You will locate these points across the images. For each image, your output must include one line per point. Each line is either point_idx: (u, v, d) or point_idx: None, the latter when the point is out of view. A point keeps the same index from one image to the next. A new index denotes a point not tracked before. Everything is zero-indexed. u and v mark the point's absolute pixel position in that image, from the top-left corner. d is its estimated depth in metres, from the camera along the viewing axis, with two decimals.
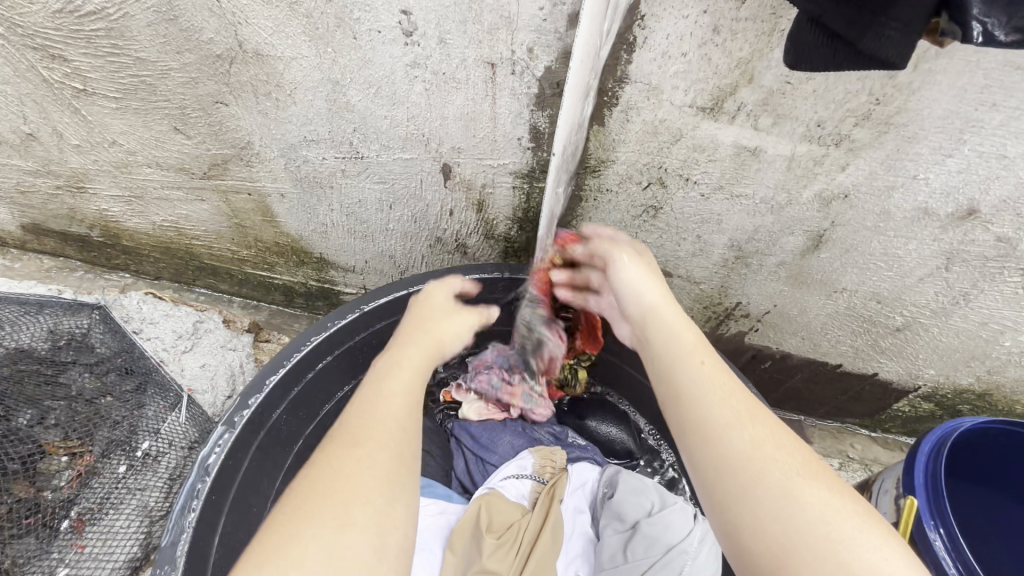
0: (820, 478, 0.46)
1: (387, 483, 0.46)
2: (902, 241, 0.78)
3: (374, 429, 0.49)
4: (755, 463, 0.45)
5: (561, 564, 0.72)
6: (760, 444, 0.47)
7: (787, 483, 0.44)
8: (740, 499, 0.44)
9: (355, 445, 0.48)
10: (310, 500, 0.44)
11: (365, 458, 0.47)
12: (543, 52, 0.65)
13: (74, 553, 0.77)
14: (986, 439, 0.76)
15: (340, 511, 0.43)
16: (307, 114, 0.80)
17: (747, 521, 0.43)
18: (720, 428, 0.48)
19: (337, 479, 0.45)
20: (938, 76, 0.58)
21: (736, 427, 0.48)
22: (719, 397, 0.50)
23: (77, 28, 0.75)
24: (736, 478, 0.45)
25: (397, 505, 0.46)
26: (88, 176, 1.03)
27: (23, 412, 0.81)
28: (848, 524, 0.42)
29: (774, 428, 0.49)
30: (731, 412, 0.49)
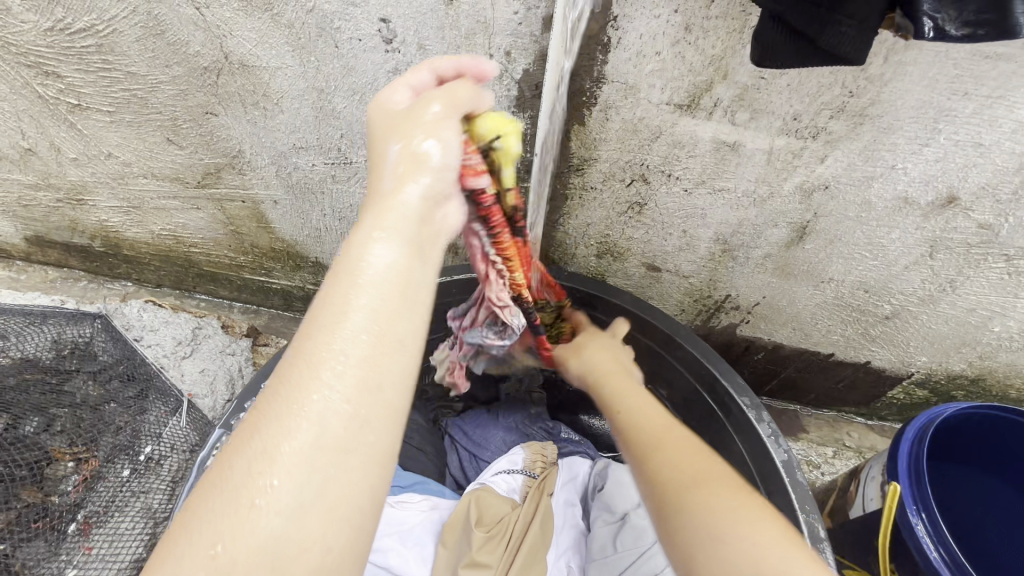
0: (719, 482, 0.48)
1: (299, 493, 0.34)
2: (886, 230, 0.79)
3: (286, 409, 0.35)
4: (666, 478, 0.50)
5: (552, 556, 0.73)
6: (671, 462, 0.51)
7: (681, 493, 0.48)
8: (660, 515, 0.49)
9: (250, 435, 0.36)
10: (191, 518, 0.33)
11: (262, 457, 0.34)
12: (521, 55, 0.66)
13: (82, 555, 0.79)
14: (974, 424, 0.76)
15: (219, 533, 0.32)
16: (295, 122, 0.82)
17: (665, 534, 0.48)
18: (643, 451, 0.54)
19: (225, 487, 0.34)
20: (909, 67, 0.58)
21: (655, 449, 0.53)
22: (640, 423, 0.57)
23: (69, 45, 0.77)
24: (649, 496, 0.50)
25: (307, 521, 0.33)
26: (87, 188, 1.05)
27: (29, 420, 0.83)
28: (740, 524, 0.44)
29: (684, 444, 0.53)
30: (648, 438, 0.55)
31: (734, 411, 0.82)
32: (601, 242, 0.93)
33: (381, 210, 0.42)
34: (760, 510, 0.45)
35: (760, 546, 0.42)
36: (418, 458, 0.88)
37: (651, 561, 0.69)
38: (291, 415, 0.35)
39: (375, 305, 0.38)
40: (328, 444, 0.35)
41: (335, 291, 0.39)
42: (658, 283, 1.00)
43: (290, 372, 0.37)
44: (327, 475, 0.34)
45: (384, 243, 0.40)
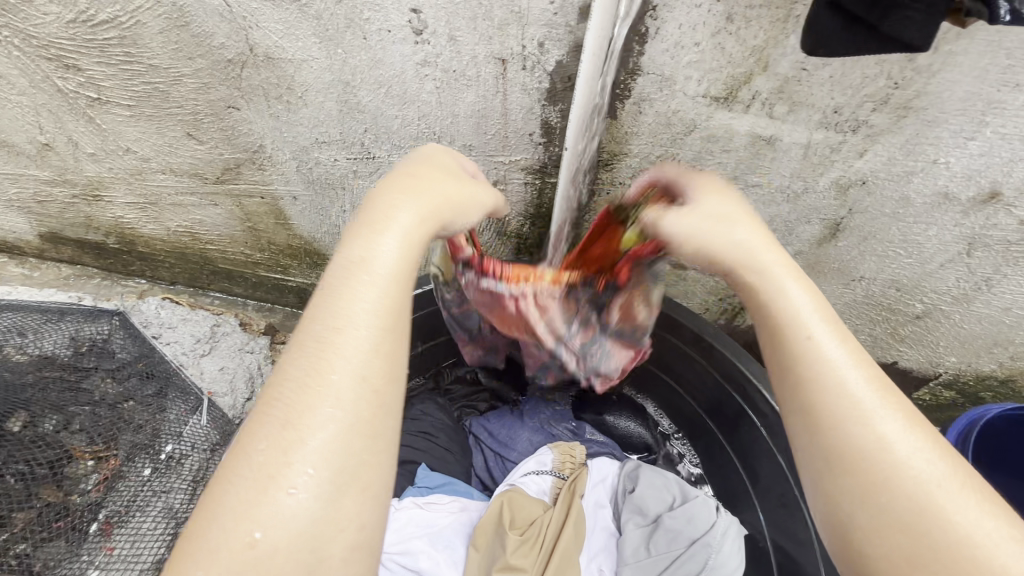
0: (965, 485, 0.37)
1: (330, 476, 0.37)
2: (923, 226, 0.77)
3: (300, 401, 0.38)
4: (892, 458, 0.38)
5: (583, 560, 0.72)
6: (900, 440, 0.38)
7: (923, 493, 0.36)
8: (859, 500, 0.38)
9: (288, 423, 0.37)
10: (222, 511, 0.35)
11: (297, 443, 0.37)
12: (554, 46, 0.64)
13: (104, 556, 0.77)
14: (1014, 424, 0.75)
15: (256, 520, 0.35)
16: (318, 116, 0.81)
17: (865, 523, 0.38)
18: (844, 416, 0.40)
19: (253, 478, 0.36)
20: (959, 58, 0.57)
21: (875, 418, 0.39)
22: (843, 373, 0.41)
23: (91, 37, 0.76)
24: (852, 477, 0.38)
25: (343, 502, 0.37)
26: (104, 184, 1.04)
27: (48, 419, 0.81)
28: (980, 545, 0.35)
29: (909, 417, 0.40)
30: (861, 399, 0.40)
31: None
32: None
33: (386, 222, 0.45)
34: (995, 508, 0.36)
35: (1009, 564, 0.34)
36: (442, 456, 0.87)
37: (686, 566, 0.68)
38: (309, 400, 0.38)
39: (378, 302, 0.42)
40: (362, 427, 0.38)
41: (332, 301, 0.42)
42: (683, 281, 0.99)
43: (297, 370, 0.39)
44: (360, 457, 0.38)
45: (399, 246, 0.44)
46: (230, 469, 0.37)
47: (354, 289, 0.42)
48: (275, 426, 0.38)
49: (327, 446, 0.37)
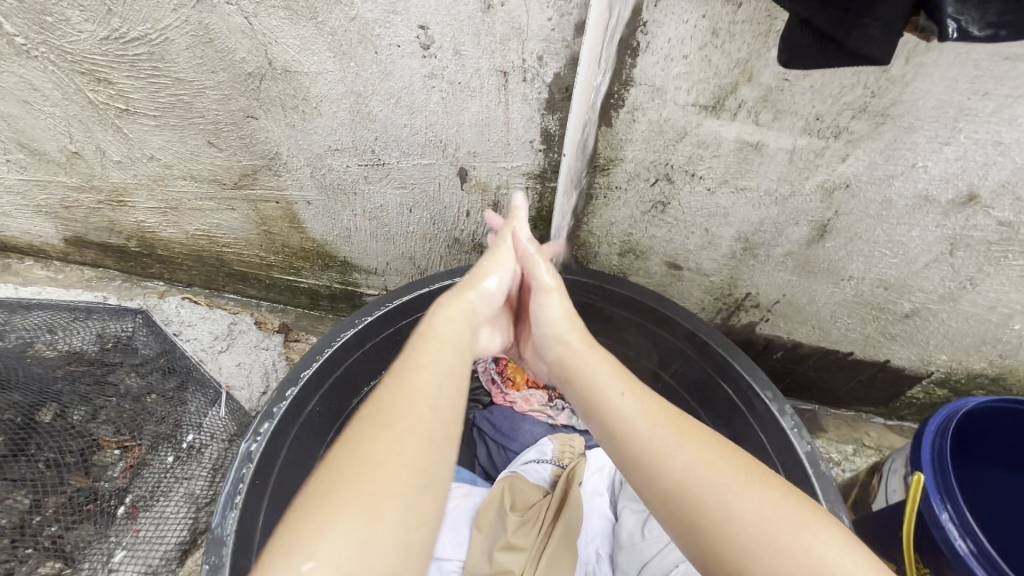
0: (757, 488, 0.53)
1: (416, 474, 0.49)
2: (906, 227, 0.81)
3: (360, 445, 0.50)
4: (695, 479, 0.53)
5: (581, 543, 0.78)
6: (692, 467, 0.54)
7: (720, 502, 0.51)
8: (693, 524, 0.52)
9: (386, 430, 0.51)
10: (340, 504, 0.45)
11: (395, 444, 0.50)
12: (552, 59, 0.69)
13: (130, 537, 0.83)
14: (993, 418, 0.79)
15: (370, 502, 0.46)
16: (332, 125, 0.86)
17: (709, 546, 0.50)
18: (661, 454, 0.56)
19: (358, 469, 0.48)
20: (930, 68, 0.60)
21: (675, 451, 0.56)
22: (652, 425, 0.59)
23: (121, 53, 0.81)
24: (683, 507, 0.53)
25: (425, 500, 0.49)
26: (128, 190, 1.10)
27: (77, 409, 0.88)
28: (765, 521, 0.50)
29: (706, 449, 0.56)
30: (663, 437, 0.57)
31: (757, 407, 0.86)
32: (624, 241, 0.95)
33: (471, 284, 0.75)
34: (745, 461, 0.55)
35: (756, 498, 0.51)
36: None
37: (679, 548, 0.72)
38: (369, 442, 0.50)
39: (441, 371, 0.60)
40: (435, 445, 0.52)
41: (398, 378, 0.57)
42: (679, 281, 1.02)
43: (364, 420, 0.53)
44: (436, 465, 0.51)
45: (451, 324, 0.68)
46: (331, 469, 0.49)
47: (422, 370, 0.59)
48: (349, 451, 0.50)
49: (413, 451, 0.51)
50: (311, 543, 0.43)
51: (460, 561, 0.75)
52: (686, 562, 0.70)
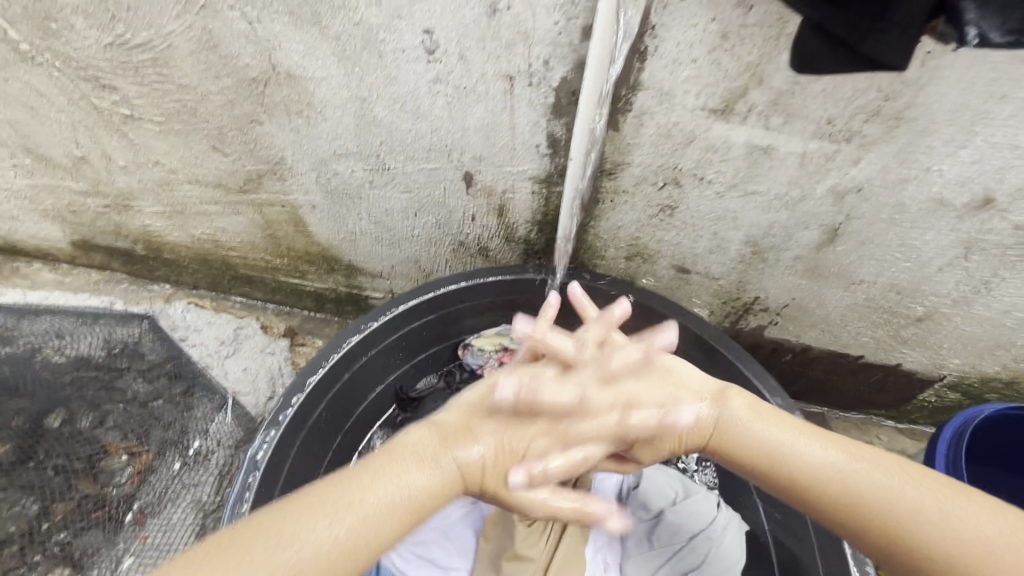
0: (907, 474, 0.53)
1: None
2: (919, 231, 0.79)
3: (265, 547, 0.44)
4: (871, 497, 0.51)
5: (589, 551, 0.76)
6: (856, 473, 0.53)
7: (897, 500, 0.51)
8: (878, 535, 0.51)
9: (318, 515, 0.47)
10: (254, 543, 0.44)
11: (315, 532, 0.46)
12: (559, 63, 0.67)
13: (138, 544, 0.82)
14: (1009, 424, 0.78)
15: (262, 568, 0.43)
16: (337, 130, 0.85)
17: (891, 541, 0.50)
18: (811, 467, 0.55)
19: (273, 543, 0.45)
20: (946, 71, 0.59)
21: (841, 460, 0.54)
22: (792, 437, 0.58)
23: (126, 59, 0.81)
24: (860, 512, 0.52)
25: None
26: (134, 195, 1.10)
27: (85, 415, 0.89)
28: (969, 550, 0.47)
29: (852, 452, 0.55)
30: (805, 448, 0.56)
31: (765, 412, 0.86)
32: (631, 245, 0.94)
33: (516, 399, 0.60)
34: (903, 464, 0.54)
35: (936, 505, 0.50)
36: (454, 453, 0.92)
37: (687, 558, 0.73)
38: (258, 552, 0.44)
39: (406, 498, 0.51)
40: (338, 566, 0.45)
41: (364, 484, 0.50)
42: (687, 285, 1.01)
43: (264, 522, 0.47)
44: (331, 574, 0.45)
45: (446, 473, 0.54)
46: (274, 516, 0.47)
47: (392, 464, 0.52)
48: (278, 513, 0.48)
49: (321, 559, 0.45)
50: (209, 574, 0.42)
51: (466, 570, 0.76)
52: (694, 573, 0.72)
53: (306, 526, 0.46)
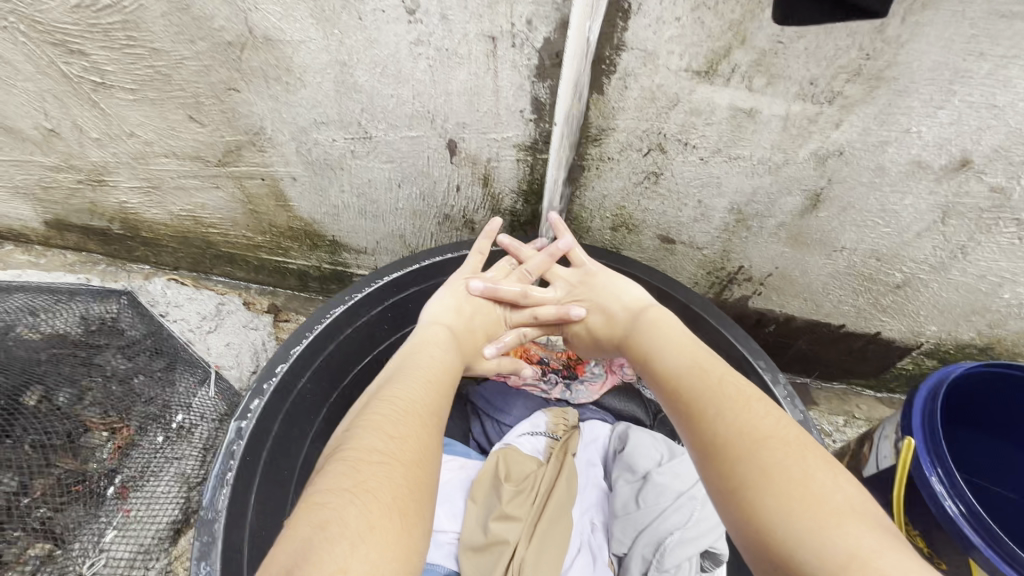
0: (802, 450, 0.52)
1: (422, 429, 0.56)
2: (899, 195, 0.80)
3: (399, 419, 0.56)
4: (747, 430, 0.54)
5: (577, 513, 0.79)
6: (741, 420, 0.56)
7: (765, 451, 0.52)
8: (733, 466, 0.52)
9: (392, 404, 0.58)
10: (370, 420, 0.55)
11: (400, 401, 0.59)
12: (542, 23, 0.66)
13: (121, 517, 0.84)
14: (985, 383, 0.79)
15: (391, 432, 0.53)
16: (317, 97, 0.83)
17: (742, 483, 0.50)
18: (708, 406, 0.59)
19: (395, 417, 0.56)
20: (926, 28, 0.59)
21: (738, 409, 0.57)
22: (711, 382, 0.62)
23: (94, 21, 0.78)
24: (726, 451, 0.53)
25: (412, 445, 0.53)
26: (108, 169, 1.07)
27: (62, 391, 0.85)
28: (794, 475, 0.49)
29: (767, 412, 0.57)
30: (716, 391, 0.60)
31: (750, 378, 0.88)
32: (617, 215, 0.94)
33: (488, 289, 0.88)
34: (768, 409, 0.58)
35: (788, 439, 0.53)
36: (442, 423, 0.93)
37: (673, 516, 0.73)
38: (408, 421, 0.56)
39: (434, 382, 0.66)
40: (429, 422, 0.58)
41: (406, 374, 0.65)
42: (672, 255, 1.02)
43: (382, 413, 0.56)
44: (428, 433, 0.57)
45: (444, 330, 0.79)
46: (369, 409, 0.58)
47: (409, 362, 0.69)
48: (376, 404, 0.59)
49: (419, 425, 0.56)
50: (357, 436, 0.53)
51: (456, 531, 0.77)
52: (681, 531, 0.72)
53: (404, 400, 0.59)
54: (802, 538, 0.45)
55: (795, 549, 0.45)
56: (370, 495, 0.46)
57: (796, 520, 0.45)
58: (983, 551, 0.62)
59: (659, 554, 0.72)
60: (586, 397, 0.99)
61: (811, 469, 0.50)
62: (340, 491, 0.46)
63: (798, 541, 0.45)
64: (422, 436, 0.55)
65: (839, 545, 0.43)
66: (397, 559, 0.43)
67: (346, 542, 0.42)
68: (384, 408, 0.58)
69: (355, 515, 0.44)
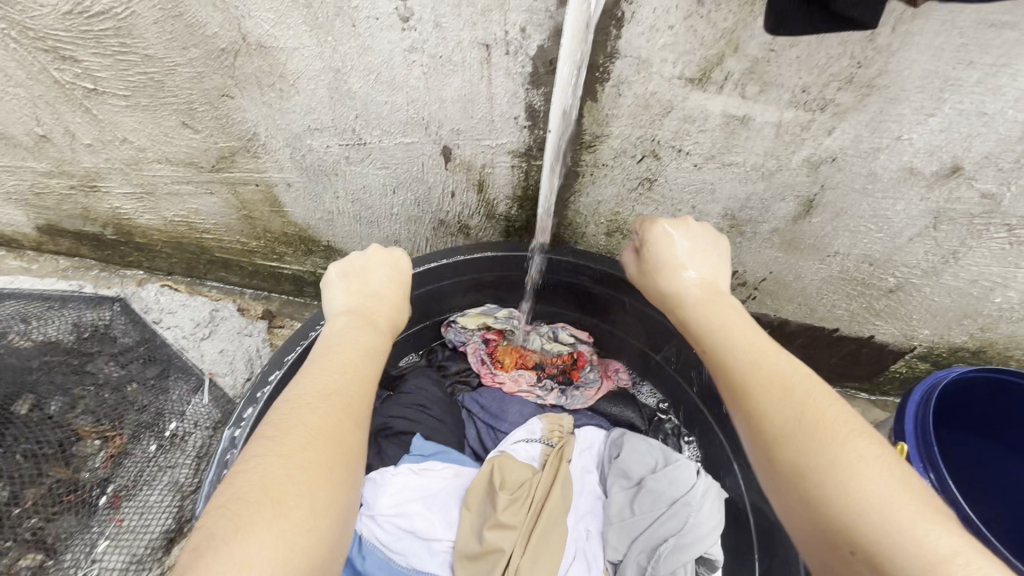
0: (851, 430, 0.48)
1: (333, 425, 0.51)
2: (891, 201, 0.81)
3: (292, 416, 0.51)
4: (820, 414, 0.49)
5: (572, 519, 0.79)
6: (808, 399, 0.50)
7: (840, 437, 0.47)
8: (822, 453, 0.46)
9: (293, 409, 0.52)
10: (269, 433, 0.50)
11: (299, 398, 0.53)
12: (536, 31, 0.67)
13: (114, 526, 0.83)
14: (978, 388, 0.80)
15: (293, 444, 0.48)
16: (310, 104, 0.83)
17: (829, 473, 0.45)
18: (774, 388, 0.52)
19: (293, 424, 0.50)
20: (916, 37, 0.60)
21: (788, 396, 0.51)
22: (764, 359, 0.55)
23: (86, 28, 0.77)
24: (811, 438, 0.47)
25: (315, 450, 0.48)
26: (100, 175, 1.06)
27: (54, 400, 0.85)
28: (869, 458, 0.45)
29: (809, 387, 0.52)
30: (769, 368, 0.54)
31: None
32: (611, 220, 0.95)
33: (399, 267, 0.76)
34: (818, 379, 0.53)
35: (839, 413, 0.49)
36: (437, 429, 0.93)
37: (667, 524, 0.73)
38: (304, 416, 0.51)
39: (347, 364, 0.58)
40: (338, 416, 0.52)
41: (322, 360, 0.58)
42: None
43: (273, 415, 0.52)
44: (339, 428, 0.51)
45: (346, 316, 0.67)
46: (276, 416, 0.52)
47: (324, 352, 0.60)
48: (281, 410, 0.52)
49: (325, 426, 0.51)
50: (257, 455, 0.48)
51: (450, 540, 0.76)
52: (676, 537, 0.72)
53: (306, 392, 0.54)
54: (891, 533, 0.41)
55: (885, 547, 0.40)
56: (237, 502, 0.44)
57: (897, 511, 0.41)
58: None
59: (653, 561, 0.72)
60: (581, 403, 1.00)
61: (869, 448, 0.46)
62: (216, 504, 0.44)
63: (889, 534, 0.41)
64: (322, 427, 0.51)
65: (937, 541, 0.39)
66: (281, 562, 0.41)
67: (211, 552, 0.40)
68: (285, 409, 0.52)
69: (222, 525, 0.42)
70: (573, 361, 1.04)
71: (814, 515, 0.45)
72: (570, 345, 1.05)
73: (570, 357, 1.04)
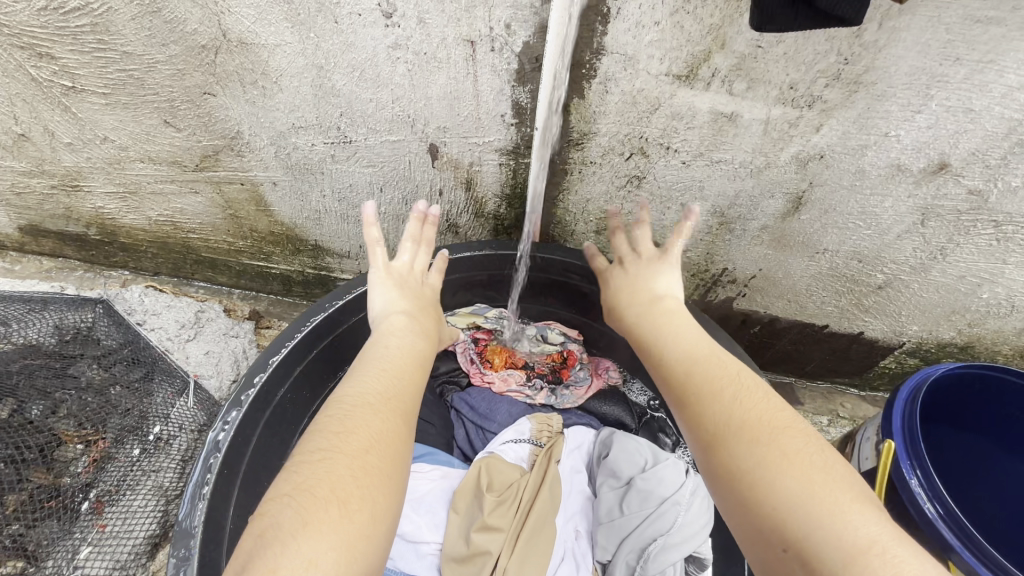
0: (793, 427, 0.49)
1: (392, 427, 0.51)
2: (879, 198, 0.81)
3: (357, 417, 0.50)
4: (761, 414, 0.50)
5: (561, 521, 0.79)
6: (757, 400, 0.52)
7: (778, 433, 0.48)
8: (759, 446, 0.47)
9: (336, 404, 0.52)
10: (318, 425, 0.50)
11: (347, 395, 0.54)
12: (521, 27, 0.66)
13: (96, 532, 0.82)
14: (965, 384, 0.80)
15: (345, 437, 0.48)
16: (294, 101, 0.82)
17: (760, 464, 0.46)
18: (728, 390, 0.54)
19: (342, 420, 0.50)
20: (902, 33, 0.59)
21: (739, 399, 0.53)
22: (722, 366, 0.58)
23: (62, 24, 0.76)
24: (748, 433, 0.49)
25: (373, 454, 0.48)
26: (82, 174, 1.04)
27: (35, 404, 0.84)
28: (792, 454, 0.46)
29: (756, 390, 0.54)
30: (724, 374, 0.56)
31: None
32: (601, 218, 0.94)
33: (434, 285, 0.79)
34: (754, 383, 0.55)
35: (768, 413, 0.51)
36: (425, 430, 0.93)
37: (657, 523, 0.73)
38: (369, 416, 0.51)
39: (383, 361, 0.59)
40: (392, 413, 0.53)
41: (376, 364, 0.59)
42: None
43: (336, 411, 0.51)
44: (390, 426, 0.51)
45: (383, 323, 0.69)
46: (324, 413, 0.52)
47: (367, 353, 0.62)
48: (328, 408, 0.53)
49: (378, 426, 0.51)
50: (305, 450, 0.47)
51: (438, 543, 0.76)
52: (663, 537, 0.72)
53: (368, 392, 0.54)
54: (813, 524, 0.41)
55: (809, 542, 0.41)
56: (307, 493, 0.43)
57: (815, 501, 0.42)
58: (960, 553, 0.63)
59: (642, 560, 0.72)
60: (571, 402, 0.99)
61: (794, 444, 0.47)
62: (281, 494, 0.43)
63: (808, 526, 0.41)
64: (383, 429, 0.50)
65: (857, 532, 0.40)
66: (346, 562, 0.40)
67: (280, 543, 0.39)
68: (352, 407, 0.52)
69: (289, 516, 0.41)
70: (563, 358, 1.04)
71: (749, 516, 0.45)
72: (558, 343, 1.06)
73: (559, 354, 1.05)
